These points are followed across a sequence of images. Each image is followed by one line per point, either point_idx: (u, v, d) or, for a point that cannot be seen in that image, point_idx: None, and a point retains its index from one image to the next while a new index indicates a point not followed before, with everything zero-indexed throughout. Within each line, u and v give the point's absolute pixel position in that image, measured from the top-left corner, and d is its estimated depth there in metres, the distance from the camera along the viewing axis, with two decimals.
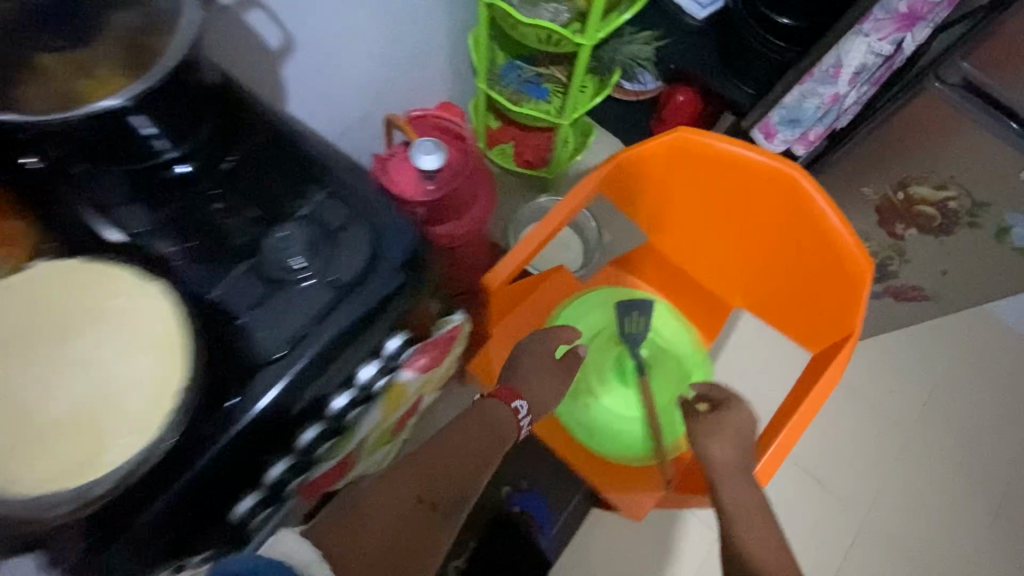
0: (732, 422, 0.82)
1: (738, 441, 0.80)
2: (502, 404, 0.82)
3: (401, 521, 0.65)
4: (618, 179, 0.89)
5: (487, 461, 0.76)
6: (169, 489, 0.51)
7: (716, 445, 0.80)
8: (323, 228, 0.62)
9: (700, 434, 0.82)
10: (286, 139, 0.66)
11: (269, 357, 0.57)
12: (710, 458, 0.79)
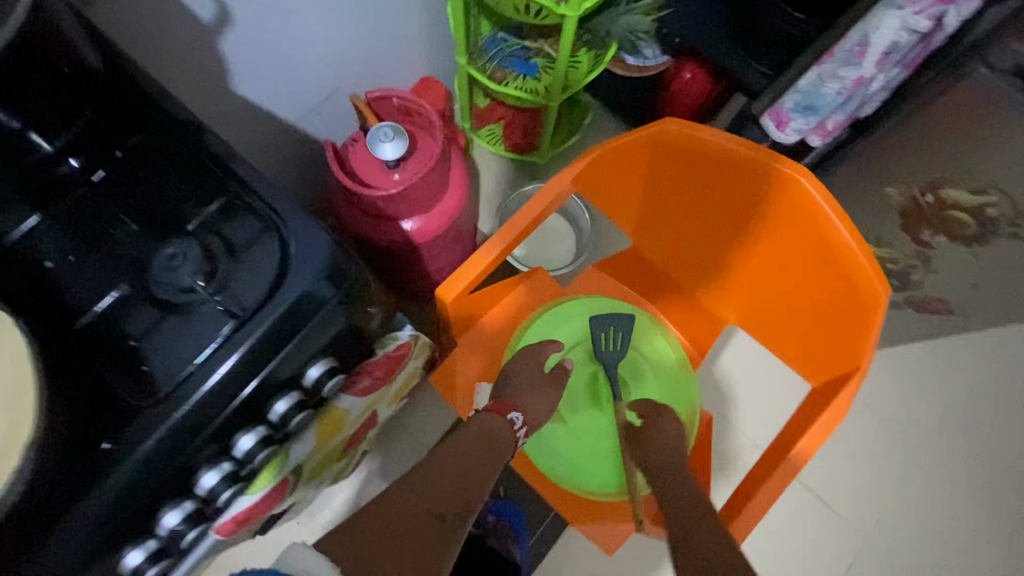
0: (669, 429, 0.78)
1: (674, 446, 0.75)
2: (501, 418, 0.76)
3: (414, 532, 0.60)
4: (599, 175, 0.78)
5: (486, 480, 0.69)
6: (33, 549, 0.45)
7: (654, 450, 0.74)
8: (225, 242, 0.53)
9: (637, 444, 0.77)
10: (183, 133, 0.55)
11: (154, 395, 0.49)
12: (649, 463, 0.73)
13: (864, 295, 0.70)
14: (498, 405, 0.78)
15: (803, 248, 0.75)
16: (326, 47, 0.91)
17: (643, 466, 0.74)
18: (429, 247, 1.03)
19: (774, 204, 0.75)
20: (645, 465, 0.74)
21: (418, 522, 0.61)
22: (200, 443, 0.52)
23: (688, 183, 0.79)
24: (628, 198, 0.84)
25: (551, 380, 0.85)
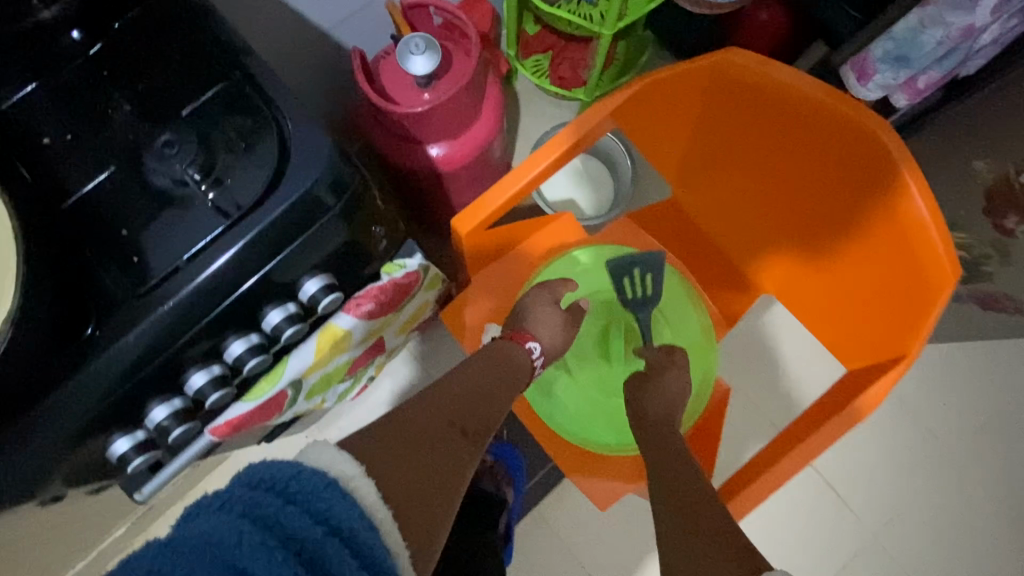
0: (674, 387, 0.73)
1: (672, 403, 0.72)
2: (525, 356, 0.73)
3: (441, 447, 0.57)
4: (645, 108, 0.70)
5: (501, 410, 0.67)
6: (16, 419, 0.45)
7: (651, 403, 0.71)
8: (224, 135, 0.50)
9: (636, 391, 0.73)
10: (190, 16, 0.51)
11: (140, 288, 0.48)
12: (646, 414, 0.70)
13: (929, 281, 0.62)
14: (521, 333, 0.76)
15: (868, 220, 0.67)
16: None
17: (636, 413, 0.71)
18: (454, 177, 0.97)
19: (841, 159, 0.66)
20: (637, 412, 0.71)
21: (444, 438, 0.58)
22: (189, 342, 0.51)
23: (746, 130, 0.71)
24: (675, 140, 0.76)
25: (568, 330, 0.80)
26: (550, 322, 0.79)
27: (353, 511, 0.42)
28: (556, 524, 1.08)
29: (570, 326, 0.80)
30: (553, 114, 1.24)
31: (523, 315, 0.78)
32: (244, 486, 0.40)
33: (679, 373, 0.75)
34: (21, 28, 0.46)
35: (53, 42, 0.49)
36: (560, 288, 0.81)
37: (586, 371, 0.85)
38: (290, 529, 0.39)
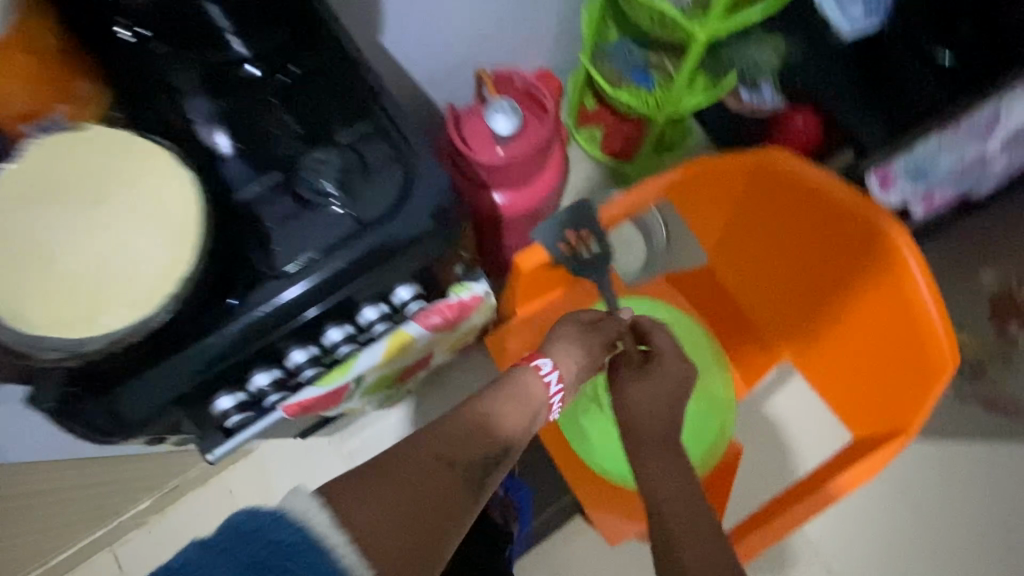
0: (664, 379, 0.73)
1: (665, 404, 0.72)
2: (541, 384, 0.70)
3: (427, 482, 0.54)
4: (693, 188, 0.82)
5: (506, 434, 0.64)
6: (161, 362, 0.55)
7: (634, 400, 0.72)
8: (363, 160, 0.62)
9: (620, 382, 0.75)
10: (346, 64, 0.64)
11: (278, 271, 0.58)
12: (635, 418, 0.72)
13: (931, 366, 0.72)
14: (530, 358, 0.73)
15: (881, 307, 0.77)
16: (468, 24, 1.01)
17: (621, 411, 0.73)
18: (509, 221, 1.09)
19: (861, 252, 0.76)
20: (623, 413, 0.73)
21: (431, 473, 0.55)
22: (302, 323, 0.61)
23: (779, 216, 0.82)
24: (715, 217, 0.87)
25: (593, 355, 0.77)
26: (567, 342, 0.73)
27: (310, 559, 0.40)
28: (556, 560, 1.10)
29: (588, 342, 0.74)
30: (599, 179, 1.39)
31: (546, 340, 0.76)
32: (226, 530, 0.40)
33: (673, 363, 0.73)
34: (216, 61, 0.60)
35: (235, 75, 0.63)
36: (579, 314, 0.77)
37: (603, 404, 0.91)
38: (254, 563, 0.39)
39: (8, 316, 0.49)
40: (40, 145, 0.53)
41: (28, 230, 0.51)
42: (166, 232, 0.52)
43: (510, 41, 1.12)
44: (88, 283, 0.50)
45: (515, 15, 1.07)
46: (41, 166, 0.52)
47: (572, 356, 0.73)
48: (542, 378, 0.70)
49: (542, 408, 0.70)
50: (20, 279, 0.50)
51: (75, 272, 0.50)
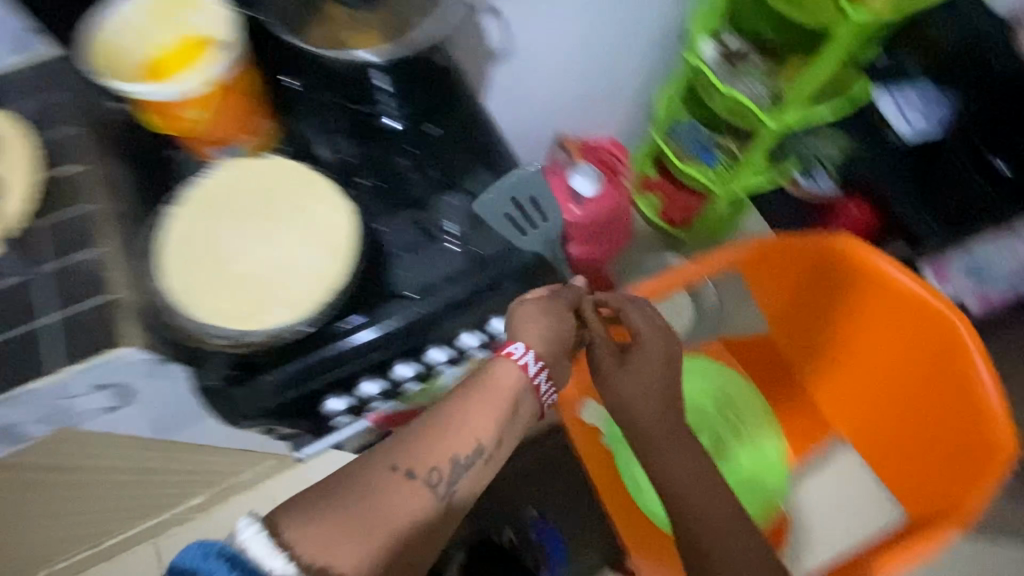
0: (649, 364, 0.73)
1: (652, 393, 0.73)
2: (516, 369, 0.63)
3: (384, 492, 0.54)
4: (759, 262, 0.88)
5: (477, 433, 0.59)
6: (293, 363, 0.61)
7: (625, 393, 0.73)
8: (482, 206, 0.71)
9: (609, 377, 0.74)
10: (471, 126, 0.75)
11: (403, 293, 0.66)
12: (636, 411, 0.73)
13: (993, 451, 0.74)
14: (501, 347, 0.66)
15: (941, 388, 0.80)
16: (557, 93, 1.16)
17: (620, 410, 0.75)
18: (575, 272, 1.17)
19: (923, 335, 0.81)
20: (619, 408, 0.74)
21: (387, 483, 0.55)
22: (415, 342, 0.66)
23: (842, 296, 0.87)
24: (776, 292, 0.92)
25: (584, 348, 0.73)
26: (538, 323, 0.66)
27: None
28: None
29: (556, 321, 0.67)
30: (655, 241, 1.48)
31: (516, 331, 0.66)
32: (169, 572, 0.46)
33: (654, 350, 0.73)
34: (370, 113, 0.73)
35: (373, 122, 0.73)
36: (532, 291, 0.70)
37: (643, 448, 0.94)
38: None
39: (179, 305, 0.56)
40: (225, 167, 0.64)
41: (211, 236, 0.60)
42: (326, 249, 0.61)
43: (590, 111, 1.25)
44: (259, 286, 0.59)
45: (598, 90, 1.21)
46: (228, 183, 0.63)
47: (542, 340, 0.66)
48: (514, 361, 0.64)
49: (523, 392, 0.64)
50: (198, 276, 0.58)
51: (248, 275, 0.59)
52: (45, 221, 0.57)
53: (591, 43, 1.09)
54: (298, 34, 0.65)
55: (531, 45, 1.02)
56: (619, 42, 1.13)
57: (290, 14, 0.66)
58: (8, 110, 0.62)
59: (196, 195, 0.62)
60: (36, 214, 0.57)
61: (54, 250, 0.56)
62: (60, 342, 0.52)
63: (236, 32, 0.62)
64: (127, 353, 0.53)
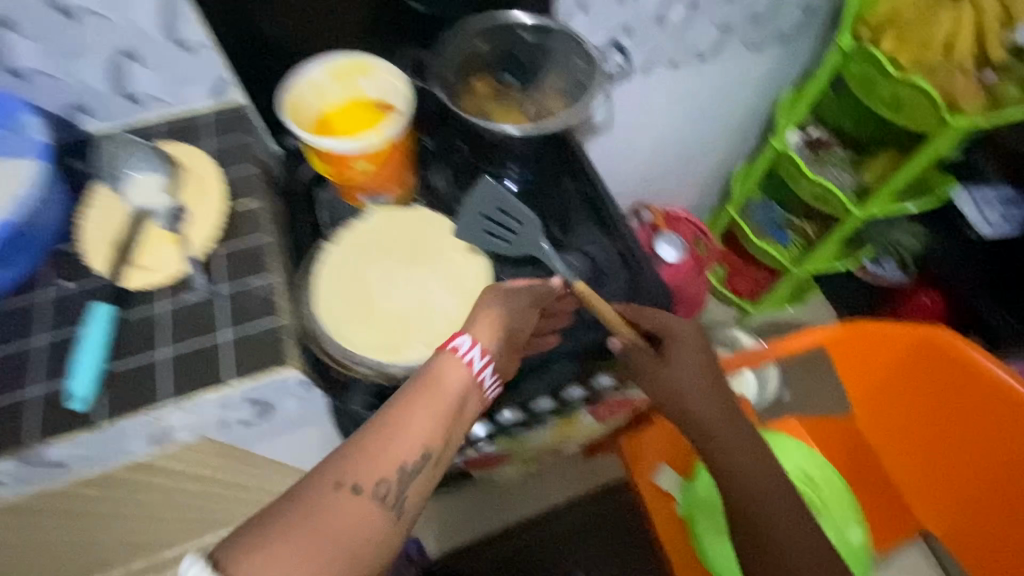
0: (684, 349, 0.69)
1: (696, 380, 0.68)
2: (456, 366, 0.55)
3: (321, 513, 0.44)
4: (850, 345, 0.89)
5: (420, 438, 0.50)
6: None
7: (672, 386, 0.68)
8: (596, 267, 0.76)
9: (652, 373, 0.68)
10: (592, 195, 0.80)
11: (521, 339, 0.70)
12: (688, 401, 0.67)
13: None
14: (448, 342, 0.58)
15: None
16: (641, 165, 1.24)
17: (674, 407, 0.69)
18: None
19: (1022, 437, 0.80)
20: (671, 405, 0.69)
21: (324, 499, 0.45)
22: (525, 388, 0.69)
23: (935, 387, 0.87)
24: (865, 376, 0.93)
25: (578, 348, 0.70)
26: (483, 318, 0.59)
27: None
28: None
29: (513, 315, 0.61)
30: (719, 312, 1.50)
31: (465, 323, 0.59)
32: None
33: (682, 335, 0.69)
34: (499, 174, 0.79)
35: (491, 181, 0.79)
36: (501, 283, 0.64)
37: (724, 522, 0.91)
38: None
39: (332, 332, 0.62)
40: (376, 211, 0.71)
41: (361, 272, 0.67)
42: (462, 296, 0.66)
43: (668, 183, 1.33)
44: (400, 321, 0.64)
45: (679, 164, 1.29)
46: (377, 226, 0.70)
47: (485, 335, 0.58)
48: (459, 357, 0.55)
49: (469, 393, 0.55)
50: (347, 307, 0.64)
51: (392, 311, 0.65)
52: (223, 248, 0.64)
53: (681, 123, 1.18)
54: (458, 104, 0.74)
55: (628, 122, 1.11)
56: (706, 123, 1.21)
57: (450, 82, 0.74)
58: (197, 145, 0.72)
59: (349, 235, 0.69)
60: (218, 241, 0.64)
61: (227, 274, 0.62)
62: (227, 357, 0.58)
63: (410, 104, 0.71)
64: (280, 372, 0.58)
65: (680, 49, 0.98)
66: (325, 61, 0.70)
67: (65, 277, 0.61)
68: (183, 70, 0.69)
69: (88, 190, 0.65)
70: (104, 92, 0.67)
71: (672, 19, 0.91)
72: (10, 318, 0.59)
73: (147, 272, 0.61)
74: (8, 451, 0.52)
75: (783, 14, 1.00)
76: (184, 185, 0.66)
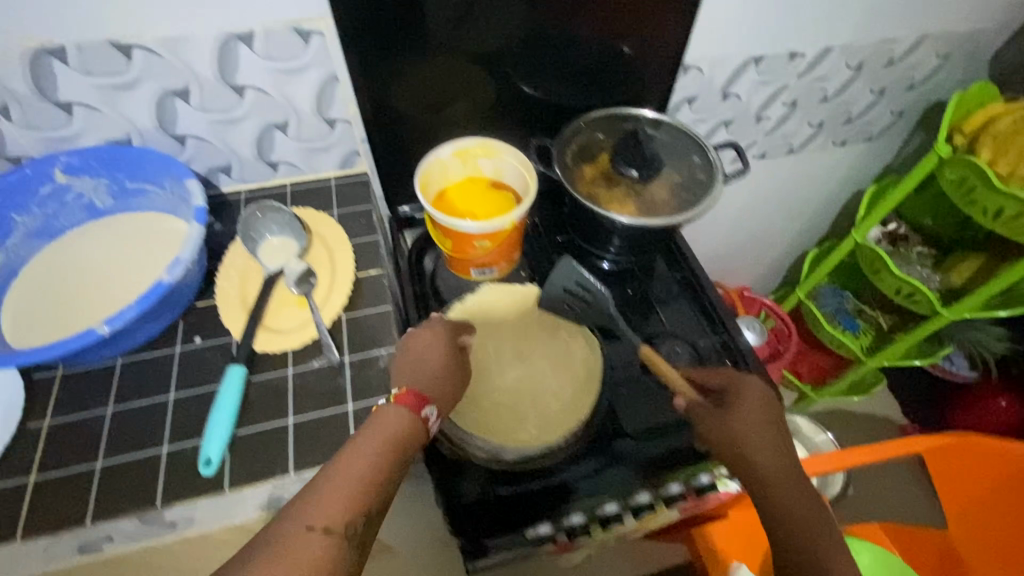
0: (753, 405, 0.62)
1: (764, 436, 0.60)
2: (406, 410, 0.53)
3: (285, 555, 0.41)
4: (954, 453, 0.91)
5: (370, 470, 0.48)
6: (519, 485, 0.61)
7: (739, 438, 0.60)
8: (700, 358, 0.74)
9: (716, 423, 0.61)
10: (696, 285, 0.80)
11: (629, 432, 0.65)
12: (753, 457, 0.59)
13: None
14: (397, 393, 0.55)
15: None
16: (712, 242, 1.26)
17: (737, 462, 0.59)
18: None
19: None
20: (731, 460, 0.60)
21: (288, 541, 0.42)
22: (630, 484, 0.65)
23: None
24: (974, 488, 0.91)
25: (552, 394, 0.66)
26: (433, 364, 0.58)
27: None
28: None
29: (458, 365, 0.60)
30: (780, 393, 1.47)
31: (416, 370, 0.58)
32: None
33: (753, 389, 0.63)
34: (603, 252, 0.79)
35: (586, 258, 0.81)
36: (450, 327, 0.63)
37: None
38: None
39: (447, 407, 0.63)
40: (488, 287, 0.74)
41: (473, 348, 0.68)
42: (574, 381, 0.67)
43: (735, 260, 1.34)
44: (513, 400, 0.65)
45: (749, 244, 1.31)
46: (489, 301, 0.72)
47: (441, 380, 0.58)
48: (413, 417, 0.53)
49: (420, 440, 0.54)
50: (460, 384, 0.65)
51: (503, 390, 0.66)
52: (347, 316, 0.65)
53: (758, 207, 1.20)
54: (570, 184, 0.73)
55: None
56: (782, 208, 1.22)
57: (563, 163, 0.75)
58: (323, 210, 0.75)
59: (462, 308, 0.72)
60: (343, 308, 0.65)
61: (349, 344, 0.63)
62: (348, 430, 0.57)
63: (531, 186, 0.73)
64: None
65: (772, 142, 1.01)
66: (456, 142, 0.74)
67: (196, 333, 0.63)
68: (321, 142, 0.73)
69: (227, 249, 0.68)
70: (248, 159, 0.72)
71: (771, 117, 0.95)
72: (140, 371, 0.60)
73: (277, 336, 0.62)
74: (128, 514, 0.52)
75: (874, 117, 1.03)
76: (315, 251, 0.69)
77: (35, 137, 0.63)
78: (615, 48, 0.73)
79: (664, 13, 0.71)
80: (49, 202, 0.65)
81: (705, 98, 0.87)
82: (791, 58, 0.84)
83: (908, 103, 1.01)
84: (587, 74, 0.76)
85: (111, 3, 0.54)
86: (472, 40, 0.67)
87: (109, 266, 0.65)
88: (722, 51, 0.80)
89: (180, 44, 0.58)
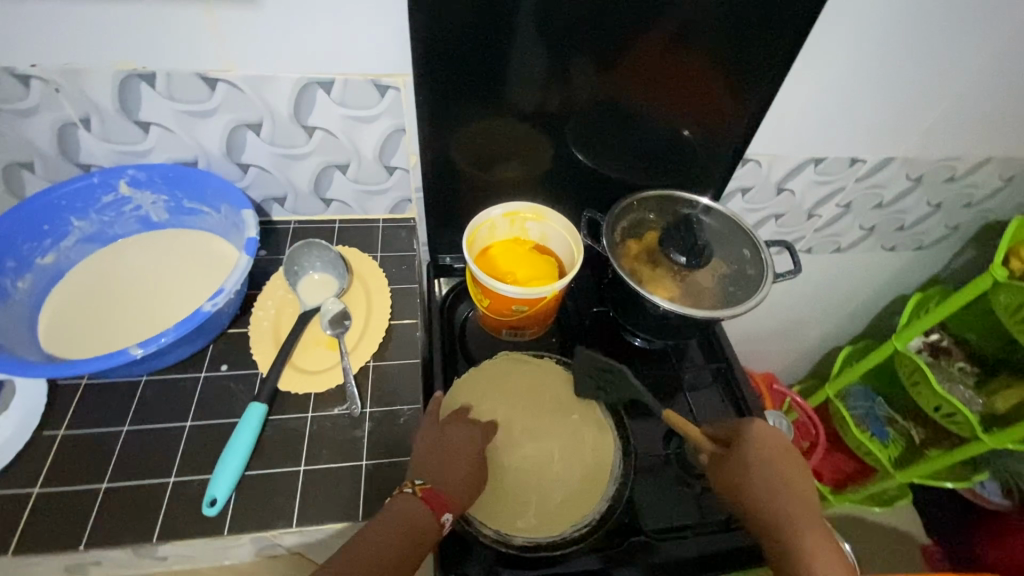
0: (763, 445, 0.63)
1: (778, 472, 0.61)
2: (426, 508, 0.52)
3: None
4: None
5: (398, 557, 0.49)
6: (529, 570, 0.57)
7: (759, 480, 0.60)
8: None
9: (734, 469, 0.61)
10: (729, 379, 0.77)
11: (648, 530, 0.62)
12: (769, 493, 0.59)
13: None
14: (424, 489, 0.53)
15: None
16: (745, 324, 1.23)
17: (756, 502, 0.59)
18: None
19: None
20: (756, 506, 0.59)
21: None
22: None
23: None
24: None
25: (554, 465, 0.63)
26: (451, 464, 0.56)
27: None
28: None
29: (466, 454, 0.58)
30: None
31: (431, 444, 0.57)
32: None
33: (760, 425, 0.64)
34: (635, 331, 0.77)
35: (618, 331, 0.79)
36: (459, 416, 0.62)
37: None
38: None
39: None
40: (506, 354, 0.72)
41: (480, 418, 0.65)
42: (583, 467, 0.63)
43: (764, 345, 1.31)
44: (517, 483, 0.61)
45: (782, 332, 1.28)
46: (505, 366, 0.70)
47: (459, 481, 0.56)
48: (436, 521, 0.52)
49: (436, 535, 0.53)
50: None
51: (508, 469, 0.62)
52: (374, 363, 0.64)
53: (797, 298, 1.17)
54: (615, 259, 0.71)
55: None
56: (821, 302, 1.20)
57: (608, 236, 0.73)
58: (367, 251, 0.75)
59: (477, 373, 0.69)
60: (372, 355, 0.64)
61: (372, 395, 0.62)
62: (357, 488, 0.55)
63: (578, 257, 0.72)
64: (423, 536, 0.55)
65: (820, 240, 1.01)
66: (508, 205, 0.74)
67: (224, 361, 0.62)
68: (377, 186, 0.75)
69: (267, 282, 0.69)
70: (302, 192, 0.73)
71: (822, 215, 0.95)
72: (162, 392, 0.59)
73: (304, 376, 0.62)
74: (121, 547, 0.50)
75: (928, 229, 1.01)
76: (349, 292, 0.69)
77: (109, 149, 0.65)
78: (677, 133, 0.74)
79: (732, 109, 0.71)
80: (106, 210, 0.66)
81: (759, 190, 0.88)
82: (851, 164, 0.85)
83: (964, 219, 0.99)
84: (645, 153, 0.77)
85: (209, 40, 0.56)
86: (542, 113, 0.68)
87: (152, 280, 0.66)
88: (782, 148, 0.81)
89: (264, 84, 0.60)
